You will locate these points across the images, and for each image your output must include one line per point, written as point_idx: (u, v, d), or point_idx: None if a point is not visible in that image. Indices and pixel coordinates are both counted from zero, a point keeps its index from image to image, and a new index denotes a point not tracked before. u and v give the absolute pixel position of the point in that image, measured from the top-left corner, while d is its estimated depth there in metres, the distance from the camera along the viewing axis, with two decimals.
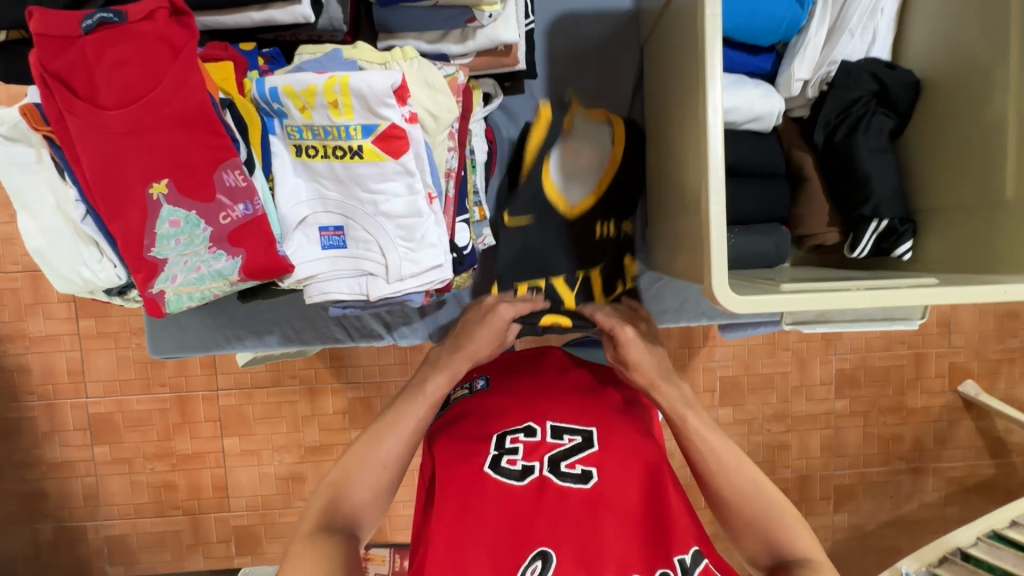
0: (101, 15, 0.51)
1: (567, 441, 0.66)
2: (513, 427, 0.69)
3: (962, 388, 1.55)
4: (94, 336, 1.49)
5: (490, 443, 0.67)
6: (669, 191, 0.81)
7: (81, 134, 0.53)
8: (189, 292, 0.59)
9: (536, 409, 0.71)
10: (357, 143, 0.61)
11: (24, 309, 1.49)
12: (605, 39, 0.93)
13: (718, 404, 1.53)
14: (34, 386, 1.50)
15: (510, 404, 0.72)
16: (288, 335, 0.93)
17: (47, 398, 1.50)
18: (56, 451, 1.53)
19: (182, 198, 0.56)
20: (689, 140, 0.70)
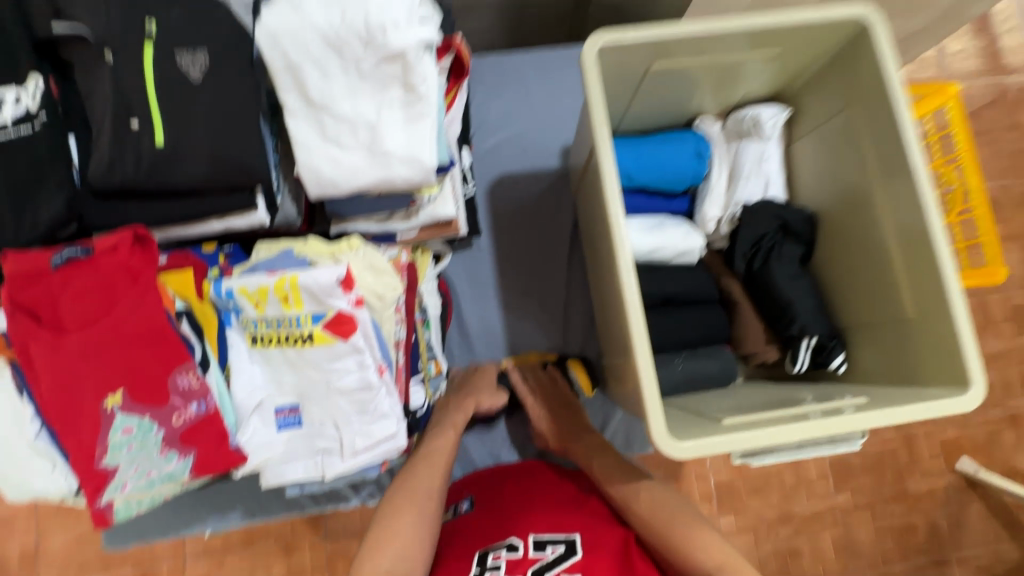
0: (71, 252, 0.58)
1: (550, 553, 0.67)
2: (495, 543, 0.70)
3: (961, 466, 1.48)
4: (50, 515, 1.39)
5: (474, 562, 0.69)
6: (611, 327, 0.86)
7: (40, 358, 0.56)
8: (139, 498, 0.60)
9: (518, 523, 0.72)
10: (307, 330, 0.65)
11: None
12: (541, 193, 1.05)
13: (718, 513, 1.45)
14: None
15: (495, 520, 0.74)
16: (252, 508, 0.91)
17: None
18: None
19: (135, 406, 0.58)
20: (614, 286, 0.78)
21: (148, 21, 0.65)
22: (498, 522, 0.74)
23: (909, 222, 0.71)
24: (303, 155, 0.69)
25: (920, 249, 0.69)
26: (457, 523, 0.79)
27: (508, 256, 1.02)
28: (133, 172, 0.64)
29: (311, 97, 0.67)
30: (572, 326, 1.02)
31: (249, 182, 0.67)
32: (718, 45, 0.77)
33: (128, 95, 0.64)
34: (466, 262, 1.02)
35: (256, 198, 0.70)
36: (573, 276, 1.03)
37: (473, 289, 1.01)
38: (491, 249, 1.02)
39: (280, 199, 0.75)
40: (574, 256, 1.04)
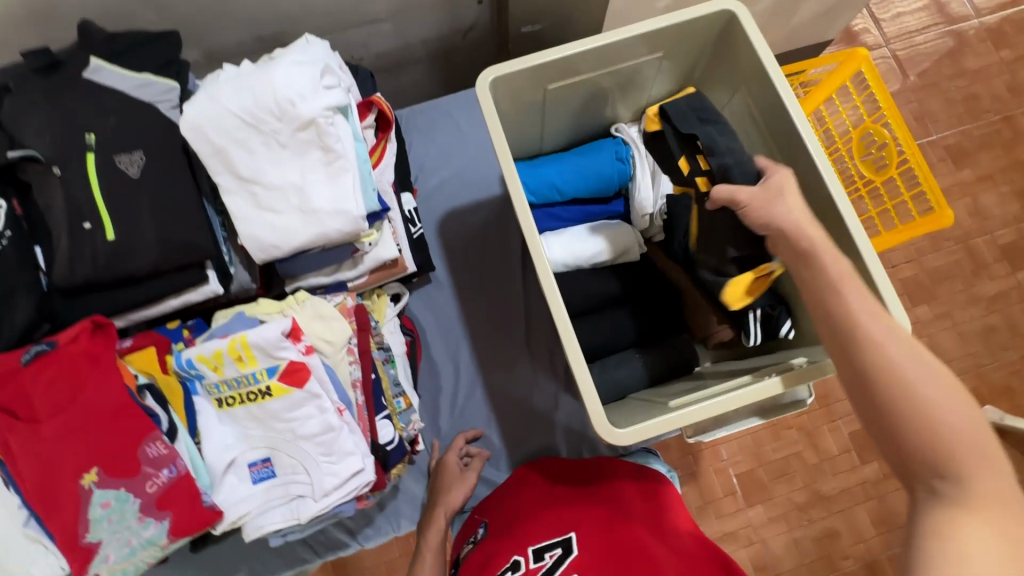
0: (38, 347, 0.63)
1: (548, 558, 0.71)
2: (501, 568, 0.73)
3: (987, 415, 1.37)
4: None
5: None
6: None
7: (19, 449, 0.61)
8: (123, 567, 0.64)
9: (516, 541, 0.76)
10: (264, 384, 0.70)
11: None
12: (488, 220, 1.10)
13: (745, 506, 1.31)
14: None
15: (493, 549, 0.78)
16: (256, 570, 0.93)
17: None
18: None
19: (109, 481, 0.63)
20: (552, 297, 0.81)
21: (87, 133, 0.72)
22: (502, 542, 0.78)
23: (817, 185, 0.76)
24: (243, 224, 0.76)
25: (829, 209, 0.75)
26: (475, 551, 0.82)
27: (466, 285, 1.07)
28: (90, 270, 0.71)
29: (240, 173, 0.75)
30: (537, 341, 1.05)
31: (199, 257, 0.74)
32: (608, 58, 0.83)
33: (76, 201, 0.71)
34: (426, 297, 1.06)
35: (206, 271, 0.77)
36: (530, 293, 1.07)
37: (436, 322, 1.06)
38: (448, 280, 1.07)
39: (232, 268, 0.81)
40: (528, 274, 1.08)
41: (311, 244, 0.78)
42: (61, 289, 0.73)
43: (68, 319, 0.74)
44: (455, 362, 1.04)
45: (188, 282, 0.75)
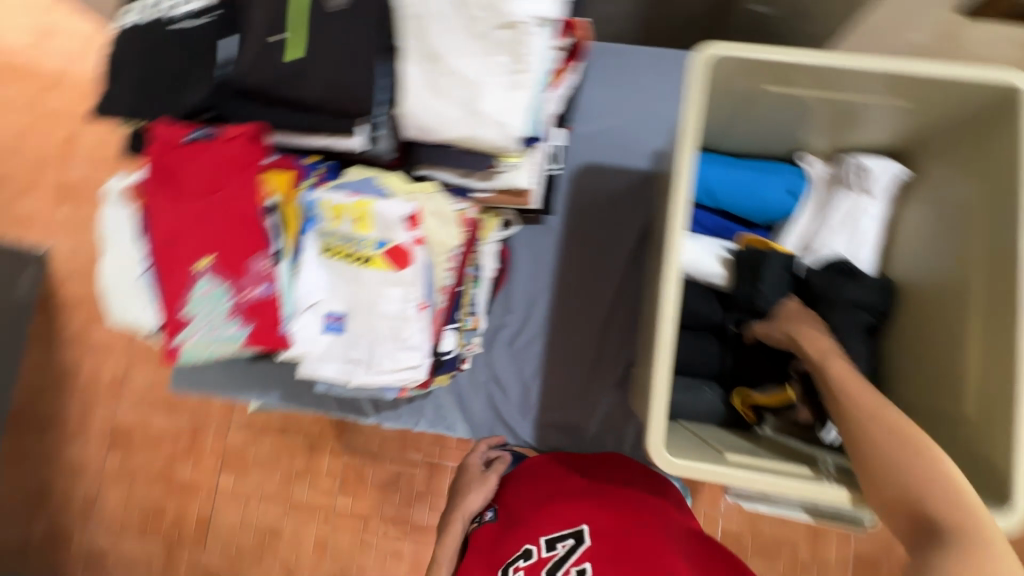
0: (202, 133, 0.68)
1: (561, 546, 0.70)
2: (512, 555, 0.73)
3: None
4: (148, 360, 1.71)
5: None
6: (647, 340, 0.86)
7: (162, 214, 0.68)
8: (203, 348, 0.71)
9: (529, 529, 0.75)
10: (369, 254, 0.73)
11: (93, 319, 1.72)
12: (624, 190, 1.06)
13: None
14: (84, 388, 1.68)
15: (505, 536, 0.77)
16: (290, 395, 1.03)
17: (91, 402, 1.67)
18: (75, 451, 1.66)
19: (218, 273, 0.69)
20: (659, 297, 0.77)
21: None
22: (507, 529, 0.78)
23: (997, 317, 0.65)
24: (409, 99, 0.76)
25: (998, 346, 0.64)
26: (482, 530, 0.82)
27: (573, 240, 1.05)
28: (266, 80, 0.74)
29: (429, 47, 0.74)
30: (613, 325, 1.03)
31: (358, 109, 0.74)
32: (845, 81, 0.72)
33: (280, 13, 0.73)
34: (532, 235, 1.05)
35: (356, 124, 0.76)
36: (630, 278, 1.03)
37: (531, 263, 1.05)
38: (559, 229, 1.05)
39: (379, 131, 0.80)
40: (636, 258, 1.04)
41: (459, 142, 0.77)
42: (234, 87, 0.76)
43: (229, 115, 0.78)
44: (530, 307, 1.04)
45: (338, 127, 0.75)
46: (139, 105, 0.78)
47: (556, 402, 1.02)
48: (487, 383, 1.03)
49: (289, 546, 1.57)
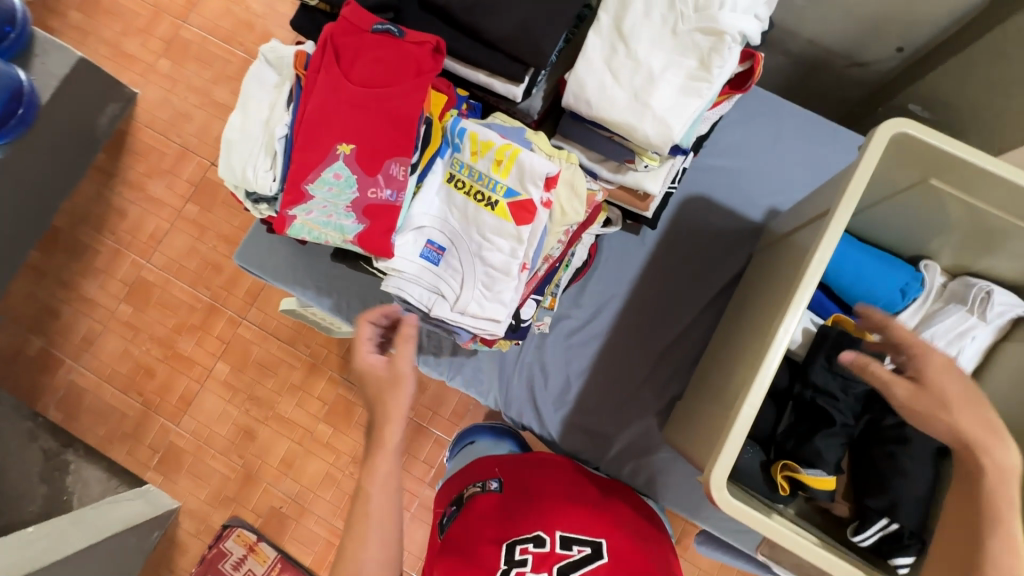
0: (390, 27, 0.69)
1: (576, 552, 0.76)
2: (523, 536, 0.79)
3: None
4: (209, 253, 1.98)
5: (502, 554, 0.77)
6: (717, 380, 0.85)
7: (323, 89, 0.69)
8: (311, 228, 0.69)
9: (545, 518, 0.80)
10: (495, 198, 0.73)
11: (153, 186, 2.04)
12: (727, 232, 1.05)
13: None
14: (109, 220, 2.02)
15: (517, 515, 0.82)
16: (340, 306, 1.03)
17: (109, 232, 2.01)
18: (80, 265, 1.99)
19: (355, 162, 0.68)
20: (756, 344, 0.76)
21: None
22: (513, 509, 0.84)
23: None
24: (581, 68, 0.76)
25: None
26: (484, 497, 0.88)
27: (662, 261, 1.05)
28: (459, 3, 0.75)
29: (621, 27, 0.74)
30: (672, 354, 1.02)
31: (534, 62, 0.75)
32: (1012, 203, 0.71)
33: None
34: (624, 242, 1.05)
35: (523, 76, 0.78)
36: (704, 316, 1.02)
37: (614, 267, 1.05)
38: (652, 245, 1.05)
39: (535, 90, 0.82)
40: (717, 300, 1.03)
41: (612, 125, 0.76)
42: (423, 1, 0.77)
43: (404, 22, 0.79)
44: (598, 308, 1.04)
45: (507, 73, 0.77)
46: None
47: (593, 406, 1.01)
48: (532, 363, 1.02)
49: (260, 446, 1.88)
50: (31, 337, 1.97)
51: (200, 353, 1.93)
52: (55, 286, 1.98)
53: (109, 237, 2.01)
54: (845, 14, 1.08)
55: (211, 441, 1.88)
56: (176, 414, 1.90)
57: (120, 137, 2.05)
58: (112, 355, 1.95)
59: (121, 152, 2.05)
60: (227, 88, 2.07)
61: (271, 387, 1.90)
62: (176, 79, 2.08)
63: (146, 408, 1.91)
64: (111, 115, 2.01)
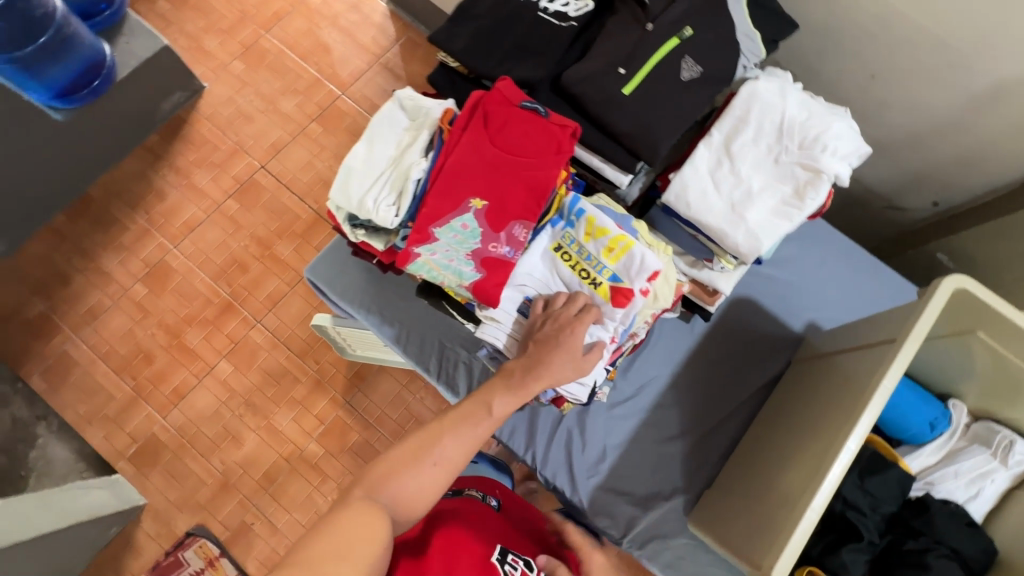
0: (535, 107, 0.77)
1: None
2: (518, 553, 0.77)
3: None
4: (239, 251, 1.99)
5: (496, 550, 0.74)
6: (762, 484, 0.89)
7: (467, 147, 0.75)
8: (430, 268, 0.74)
9: (540, 555, 0.80)
10: (599, 279, 0.80)
11: (198, 175, 2.06)
12: (770, 337, 1.13)
13: None
14: (145, 200, 2.02)
15: (513, 537, 0.81)
16: (399, 337, 1.05)
17: (143, 212, 2.01)
18: (104, 237, 1.97)
19: (484, 216, 0.74)
20: (809, 453, 0.80)
21: (685, 27, 0.84)
22: (508, 532, 0.82)
23: None
24: (687, 175, 0.85)
25: None
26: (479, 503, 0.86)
27: (708, 352, 1.11)
28: (591, 96, 0.83)
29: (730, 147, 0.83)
30: (707, 443, 1.06)
31: (649, 158, 0.83)
32: None
33: (634, 51, 0.83)
34: (676, 327, 1.11)
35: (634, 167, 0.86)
36: (740, 411, 1.08)
37: (664, 349, 1.10)
38: (701, 335, 1.11)
39: (637, 180, 0.90)
40: (753, 398, 1.09)
41: (705, 228, 0.85)
42: (556, 87, 0.87)
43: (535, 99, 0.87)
44: (643, 385, 1.08)
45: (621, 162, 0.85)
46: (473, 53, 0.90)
47: (624, 482, 1.03)
48: (571, 429, 1.04)
49: (245, 455, 1.81)
50: (33, 300, 1.91)
51: (206, 348, 1.89)
52: (73, 253, 1.95)
53: (142, 218, 2.00)
54: (894, 163, 1.22)
55: (195, 441, 1.81)
56: (166, 406, 1.83)
57: (178, 124, 2.10)
58: (113, 334, 1.89)
59: (175, 138, 2.09)
60: (293, 100, 2.16)
61: (270, 396, 1.86)
62: (245, 82, 2.16)
63: (135, 394, 1.84)
64: (174, 102, 2.06)
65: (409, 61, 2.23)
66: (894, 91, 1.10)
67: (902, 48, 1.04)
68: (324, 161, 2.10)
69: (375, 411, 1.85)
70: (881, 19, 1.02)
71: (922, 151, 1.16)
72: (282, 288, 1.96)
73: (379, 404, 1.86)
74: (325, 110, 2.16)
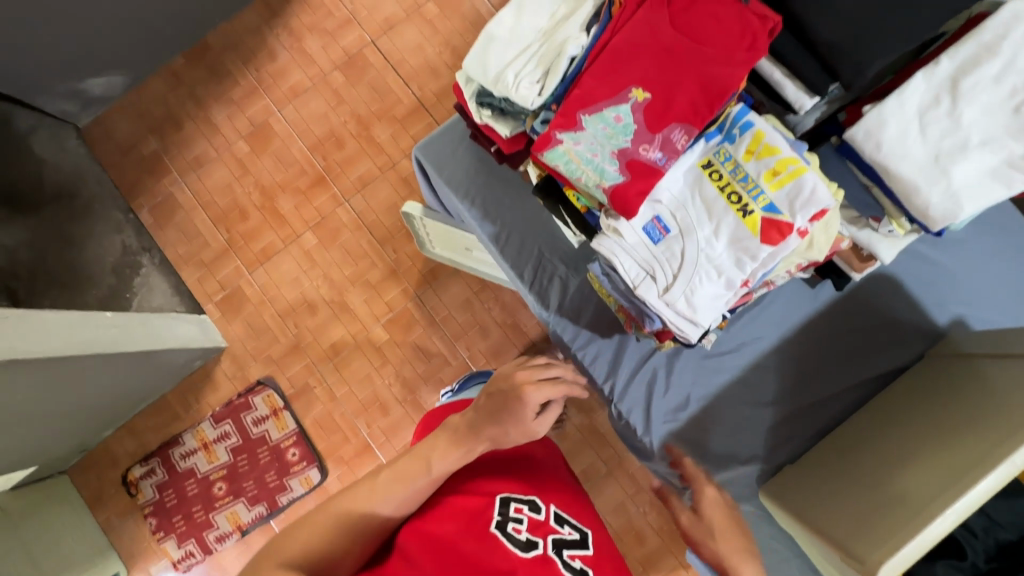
0: None
1: (566, 531, 0.73)
2: (518, 497, 0.74)
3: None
4: (338, 126, 1.97)
5: (495, 507, 0.72)
6: (868, 479, 0.81)
7: (645, 26, 0.64)
8: (570, 160, 0.67)
9: (540, 488, 0.77)
10: (751, 207, 0.68)
11: (310, 39, 2.02)
12: (907, 324, 0.98)
13: None
14: (257, 56, 2.01)
15: (509, 473, 0.78)
16: (498, 236, 1.01)
17: (254, 68, 2.01)
18: (216, 88, 2.00)
19: (643, 111, 0.64)
20: (949, 460, 0.72)
21: None
22: (506, 468, 0.79)
23: None
24: (889, 109, 0.71)
25: None
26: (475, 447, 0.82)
27: (829, 324, 0.99)
28: None
29: (958, 83, 0.67)
30: (800, 417, 0.97)
31: (848, 81, 0.69)
32: None
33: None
34: (798, 291, 0.99)
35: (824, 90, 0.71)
36: (848, 394, 0.97)
37: (778, 311, 0.99)
38: (824, 303, 0.99)
39: (819, 109, 0.76)
40: (868, 384, 0.97)
41: (892, 179, 0.71)
42: None
43: None
44: (747, 343, 0.99)
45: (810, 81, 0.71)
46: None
47: (702, 436, 0.98)
48: (656, 369, 0.99)
49: (317, 323, 1.90)
50: (148, 137, 1.99)
51: (295, 216, 1.94)
52: (187, 98, 2.00)
53: (252, 76, 2.00)
54: None
55: (275, 301, 1.92)
56: (253, 263, 1.93)
57: None
58: (215, 185, 1.97)
59: None
60: None
61: (347, 274, 1.91)
62: None
63: (228, 246, 1.94)
64: None
65: None
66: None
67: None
68: (435, 47, 2.00)
69: (442, 311, 1.88)
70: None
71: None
72: (374, 171, 1.95)
73: (447, 305, 1.88)
74: None
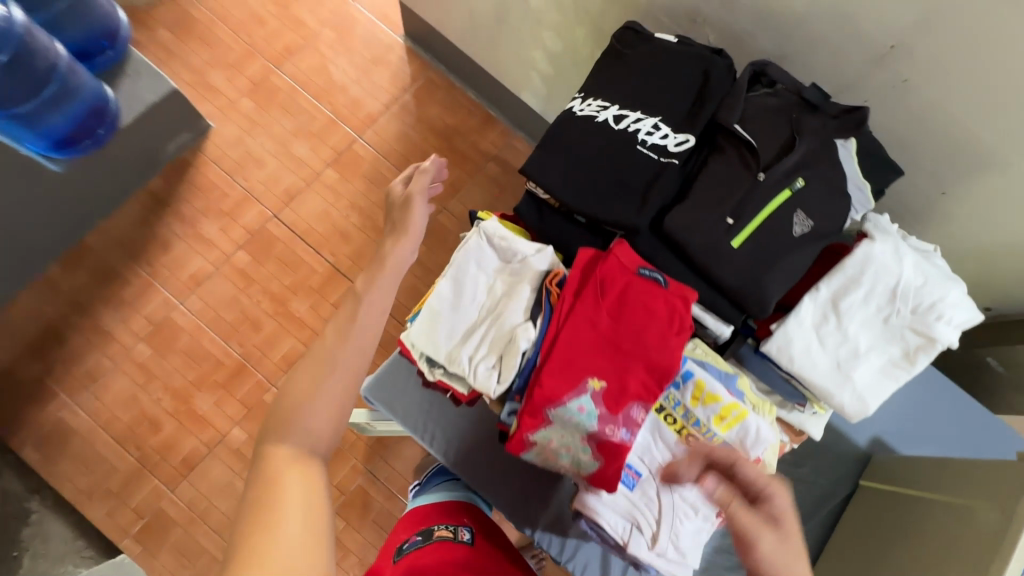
0: (653, 273, 0.81)
1: None
2: None
3: None
4: (250, 307, 1.88)
5: None
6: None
7: (592, 331, 0.81)
8: (550, 455, 0.80)
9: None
10: (710, 446, 0.84)
11: (204, 223, 1.94)
12: (841, 460, 1.21)
13: None
14: (147, 250, 1.89)
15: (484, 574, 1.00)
16: (466, 463, 1.03)
17: (145, 263, 1.88)
18: (102, 292, 1.84)
19: (602, 399, 0.79)
20: None
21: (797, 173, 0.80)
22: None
23: None
24: (789, 328, 0.82)
25: None
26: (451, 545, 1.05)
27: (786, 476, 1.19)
28: (696, 247, 0.80)
29: (838, 303, 0.81)
30: None
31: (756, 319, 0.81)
32: None
33: (743, 203, 0.80)
34: None
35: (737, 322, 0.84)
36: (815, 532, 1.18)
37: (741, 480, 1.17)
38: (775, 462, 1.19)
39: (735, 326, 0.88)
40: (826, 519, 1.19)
41: (809, 386, 0.83)
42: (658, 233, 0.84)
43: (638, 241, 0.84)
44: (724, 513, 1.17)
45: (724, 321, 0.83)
46: (559, 194, 0.86)
47: None
48: None
49: None
50: (23, 361, 1.76)
51: (217, 414, 1.79)
52: (68, 309, 1.81)
53: (143, 271, 1.87)
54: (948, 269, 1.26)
55: (207, 515, 1.71)
56: (174, 477, 1.73)
57: (181, 166, 1.97)
58: (115, 398, 1.77)
59: (179, 182, 1.95)
60: (307, 142, 2.05)
61: None
62: (256, 122, 2.04)
63: (141, 464, 1.73)
64: (179, 143, 1.93)
65: (428, 104, 2.14)
66: (964, 208, 1.10)
67: (982, 174, 1.04)
68: (341, 211, 2.01)
69: (398, 481, 1.78)
70: (964, 145, 1.03)
71: (986, 263, 1.17)
72: (298, 347, 1.87)
73: (403, 473, 1.80)
74: (341, 154, 2.05)
